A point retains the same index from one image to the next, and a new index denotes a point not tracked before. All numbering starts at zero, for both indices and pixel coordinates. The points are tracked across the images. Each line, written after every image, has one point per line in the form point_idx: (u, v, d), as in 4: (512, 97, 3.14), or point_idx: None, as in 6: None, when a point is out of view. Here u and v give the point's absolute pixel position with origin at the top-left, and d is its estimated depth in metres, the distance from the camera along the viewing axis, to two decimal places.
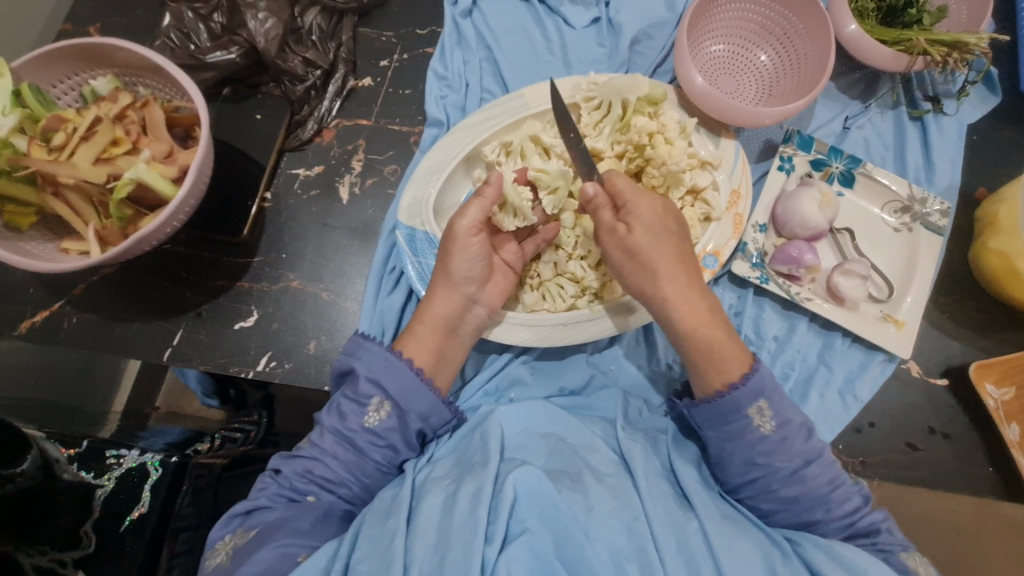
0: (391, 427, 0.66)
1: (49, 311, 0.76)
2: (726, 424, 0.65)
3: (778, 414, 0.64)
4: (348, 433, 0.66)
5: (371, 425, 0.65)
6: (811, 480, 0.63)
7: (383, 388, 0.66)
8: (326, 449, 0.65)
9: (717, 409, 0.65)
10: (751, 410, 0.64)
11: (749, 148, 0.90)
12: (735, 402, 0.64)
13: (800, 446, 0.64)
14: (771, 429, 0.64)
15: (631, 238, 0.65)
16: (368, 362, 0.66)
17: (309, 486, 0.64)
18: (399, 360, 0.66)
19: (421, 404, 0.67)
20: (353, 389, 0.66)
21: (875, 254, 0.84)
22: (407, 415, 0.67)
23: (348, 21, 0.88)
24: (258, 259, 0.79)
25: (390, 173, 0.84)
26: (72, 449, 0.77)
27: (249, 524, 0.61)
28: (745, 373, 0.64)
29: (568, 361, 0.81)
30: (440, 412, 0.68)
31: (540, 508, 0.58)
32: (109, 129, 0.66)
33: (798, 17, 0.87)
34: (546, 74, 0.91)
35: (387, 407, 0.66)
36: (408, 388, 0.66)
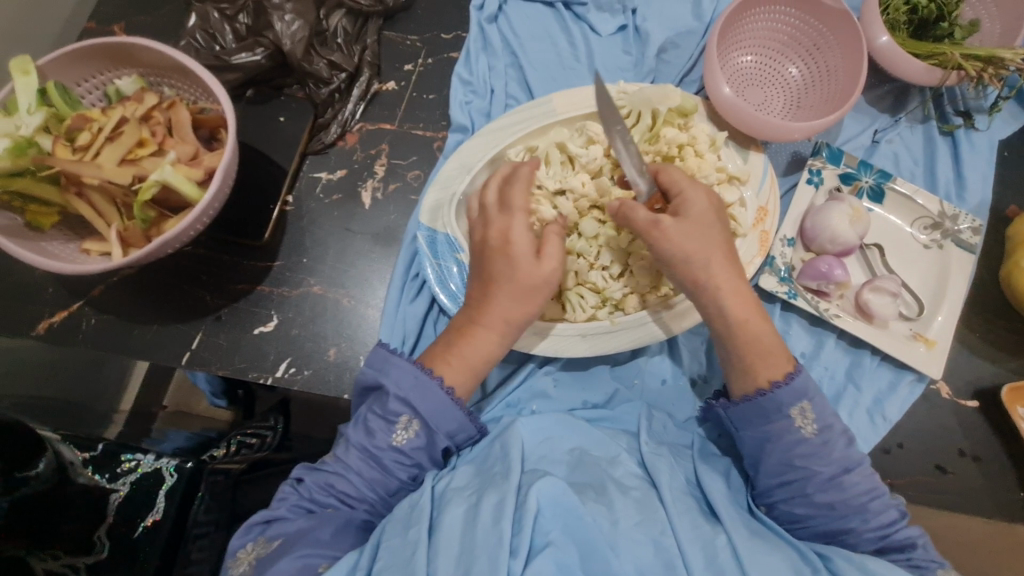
0: (419, 445, 0.65)
1: (68, 311, 0.75)
2: (765, 423, 0.65)
3: (821, 418, 0.65)
4: (374, 450, 0.64)
5: (399, 443, 0.64)
6: (849, 488, 0.63)
7: (412, 406, 0.64)
8: (351, 465, 0.64)
9: (757, 407, 0.65)
10: (793, 410, 0.64)
11: (777, 160, 0.88)
12: (777, 401, 0.64)
13: (837, 453, 0.64)
14: (813, 432, 0.64)
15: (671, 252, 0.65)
16: (397, 379, 0.65)
17: (331, 499, 0.63)
18: (429, 379, 0.64)
19: (449, 423, 0.65)
20: (381, 406, 0.65)
21: (905, 271, 0.83)
22: (435, 433, 0.65)
23: (373, 24, 0.87)
24: (279, 264, 0.77)
25: (412, 178, 0.83)
26: (85, 453, 0.75)
27: (271, 533, 0.60)
28: (790, 372, 0.65)
29: (594, 373, 0.79)
30: (467, 429, 0.67)
31: (564, 520, 0.56)
32: (135, 130, 0.65)
33: (829, 29, 0.86)
34: (571, 81, 0.90)
35: (415, 426, 0.64)
36: (437, 407, 0.64)
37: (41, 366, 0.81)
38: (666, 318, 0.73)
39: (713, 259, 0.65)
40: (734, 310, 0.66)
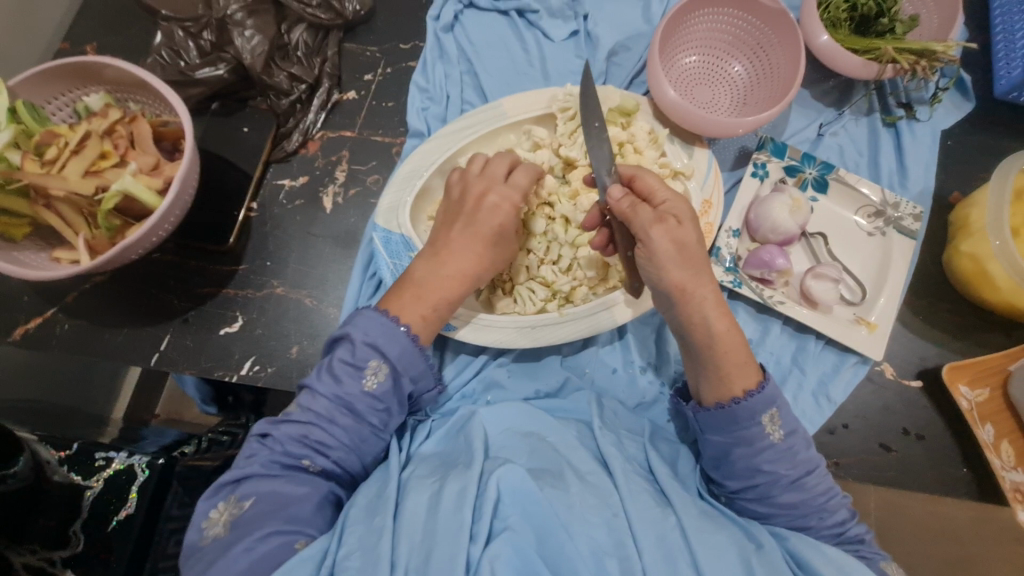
0: (388, 391, 0.67)
1: (41, 318, 0.78)
2: (736, 430, 0.66)
3: (786, 424, 0.67)
4: (345, 398, 0.65)
5: (370, 389, 0.66)
6: (811, 489, 0.66)
7: (382, 352, 0.66)
8: (321, 415, 0.64)
9: (727, 414, 0.66)
10: (764, 417, 0.66)
11: (724, 155, 0.91)
12: (750, 409, 0.65)
13: (801, 455, 0.67)
14: (779, 437, 0.66)
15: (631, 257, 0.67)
16: (364, 328, 0.66)
17: (303, 450, 0.64)
18: (396, 326, 0.66)
19: (416, 369, 0.68)
20: (349, 353, 0.65)
21: (849, 258, 0.86)
22: (402, 378, 0.67)
23: (333, 37, 0.91)
24: (244, 267, 0.81)
25: (372, 183, 0.87)
26: (63, 452, 0.79)
27: (240, 494, 0.61)
28: (759, 382, 0.66)
29: (544, 363, 0.82)
30: (428, 379, 0.70)
31: (523, 507, 0.59)
32: (98, 144, 0.69)
33: (770, 27, 0.89)
34: (525, 85, 0.94)
35: (385, 371, 0.66)
36: (405, 353, 0.66)
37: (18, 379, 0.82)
38: (610, 311, 0.76)
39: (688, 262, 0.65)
40: (716, 322, 0.67)
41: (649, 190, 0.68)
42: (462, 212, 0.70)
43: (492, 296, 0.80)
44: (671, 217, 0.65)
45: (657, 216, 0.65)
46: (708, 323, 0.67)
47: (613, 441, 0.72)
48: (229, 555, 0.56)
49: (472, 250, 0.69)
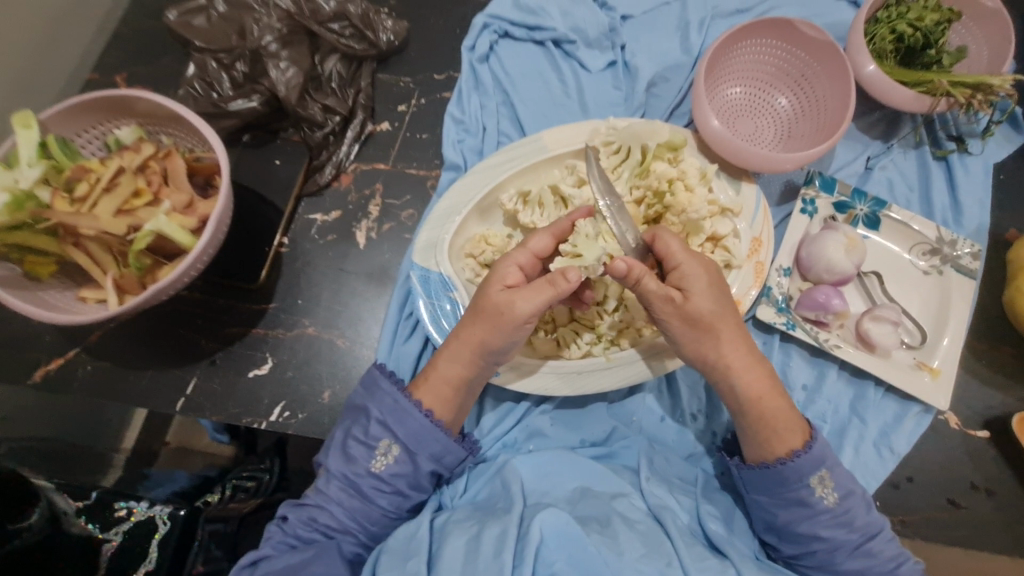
0: (398, 472, 0.64)
1: (64, 359, 0.75)
2: (785, 490, 0.63)
3: (840, 485, 0.63)
4: (354, 478, 0.63)
5: (378, 470, 0.63)
6: (877, 554, 0.62)
7: (391, 431, 0.64)
8: (331, 497, 0.63)
9: (774, 475, 0.64)
10: (813, 480, 0.63)
11: (769, 190, 0.88)
12: (798, 470, 0.63)
13: (860, 521, 0.63)
14: (834, 501, 0.63)
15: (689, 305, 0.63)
16: (378, 404, 0.65)
17: (314, 534, 0.62)
18: (408, 404, 0.64)
19: (431, 446, 0.64)
20: (361, 430, 0.64)
21: (905, 299, 0.82)
22: (417, 456, 0.64)
23: (367, 67, 0.89)
24: (273, 305, 0.78)
25: (407, 218, 0.84)
26: (80, 501, 0.77)
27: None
28: (806, 442, 0.64)
29: (589, 410, 0.77)
30: (454, 451, 0.66)
31: (568, 552, 0.56)
32: (132, 181, 0.66)
33: (816, 59, 0.87)
34: (562, 117, 0.91)
35: (395, 451, 0.63)
36: (417, 432, 0.64)
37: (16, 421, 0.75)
38: (658, 357, 0.72)
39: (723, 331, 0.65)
40: (746, 386, 0.65)
41: (666, 253, 0.65)
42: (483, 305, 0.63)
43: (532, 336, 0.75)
44: (678, 290, 0.63)
45: (663, 290, 0.62)
46: None
47: (663, 493, 0.68)
48: None
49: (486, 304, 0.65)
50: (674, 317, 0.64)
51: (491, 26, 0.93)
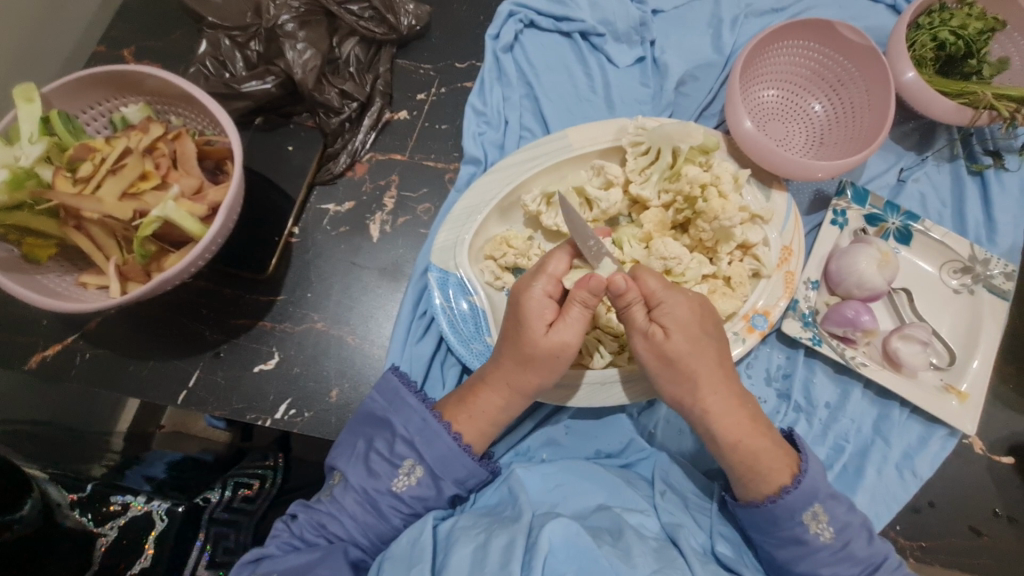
0: (421, 495, 0.62)
1: (61, 345, 0.73)
2: (776, 531, 0.62)
3: (835, 519, 0.61)
4: (373, 494, 0.61)
5: (399, 490, 0.61)
6: None
7: (417, 452, 0.62)
8: (346, 508, 0.60)
9: (764, 515, 0.62)
10: (806, 515, 0.61)
11: (799, 198, 0.85)
12: (788, 508, 0.61)
13: (862, 552, 0.62)
14: (830, 536, 0.61)
15: (668, 344, 0.61)
16: (405, 420, 0.62)
17: (320, 539, 0.60)
18: (437, 425, 0.62)
19: (458, 471, 0.63)
20: (385, 447, 0.62)
21: (934, 318, 0.79)
22: (442, 481, 0.62)
23: (386, 52, 0.85)
24: (282, 298, 0.75)
25: (422, 212, 0.81)
26: (75, 495, 0.73)
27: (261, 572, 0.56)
28: (794, 477, 0.62)
29: (606, 421, 0.75)
30: (478, 476, 0.64)
31: (578, 563, 0.53)
32: (138, 163, 0.62)
33: (854, 65, 0.84)
34: (587, 113, 0.88)
35: (419, 472, 0.61)
36: (444, 456, 0.62)
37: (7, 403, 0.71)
38: None
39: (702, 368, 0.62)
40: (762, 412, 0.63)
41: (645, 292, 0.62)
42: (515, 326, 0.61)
43: None
44: (659, 327, 0.62)
45: (646, 326, 0.62)
46: None
47: (678, 510, 0.66)
48: None
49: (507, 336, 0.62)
50: (650, 352, 0.62)
51: (516, 15, 0.89)
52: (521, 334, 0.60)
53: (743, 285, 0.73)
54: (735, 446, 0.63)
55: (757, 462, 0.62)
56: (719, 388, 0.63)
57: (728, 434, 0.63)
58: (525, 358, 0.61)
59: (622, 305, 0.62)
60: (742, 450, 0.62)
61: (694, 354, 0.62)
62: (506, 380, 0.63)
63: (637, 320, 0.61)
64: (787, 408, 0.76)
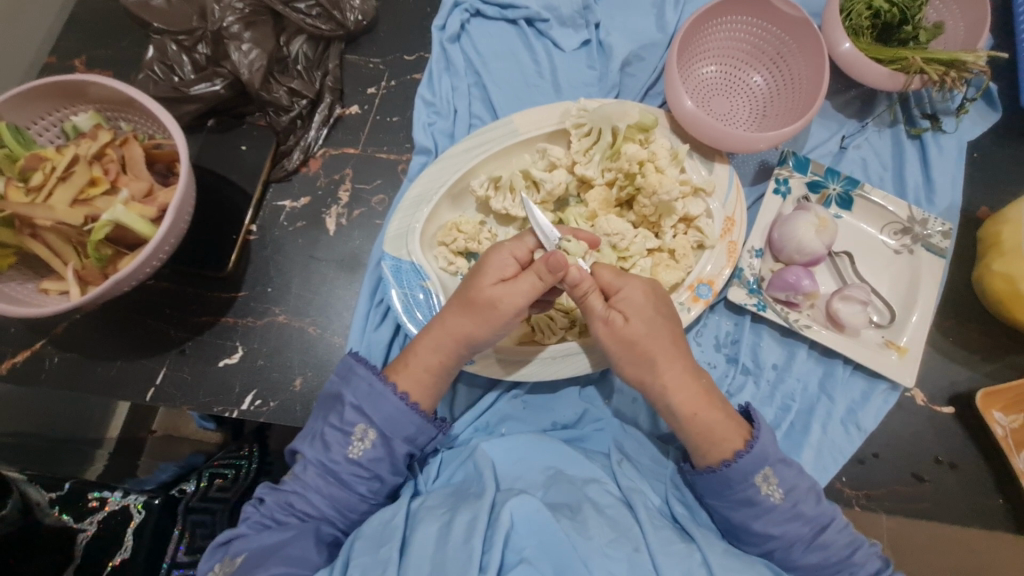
0: (377, 457, 0.64)
1: (30, 351, 0.75)
2: (731, 493, 0.63)
3: (785, 481, 0.63)
4: (331, 465, 0.63)
5: (355, 456, 0.64)
6: (830, 544, 0.63)
7: (367, 416, 0.64)
8: (309, 483, 0.63)
9: (721, 477, 0.63)
10: (757, 479, 0.63)
11: (744, 170, 0.88)
12: (741, 470, 0.62)
13: (811, 512, 0.63)
14: (780, 497, 0.63)
15: (628, 328, 0.64)
16: (354, 389, 0.65)
17: (290, 518, 0.63)
18: (384, 387, 0.64)
19: (407, 428, 0.65)
20: (338, 418, 0.64)
21: (875, 278, 0.82)
22: (393, 441, 0.65)
23: (335, 48, 0.87)
24: (244, 293, 0.77)
25: (377, 203, 0.83)
26: (54, 492, 0.75)
27: (234, 553, 0.59)
28: (747, 441, 0.63)
29: (561, 394, 0.78)
30: (428, 432, 0.66)
31: (538, 538, 0.56)
32: (87, 170, 0.64)
33: (791, 36, 0.86)
34: (535, 98, 0.90)
35: (371, 436, 0.64)
36: (392, 415, 0.64)
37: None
38: None
39: (640, 340, 0.65)
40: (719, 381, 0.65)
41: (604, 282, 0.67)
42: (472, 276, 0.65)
43: None
44: (617, 314, 0.65)
45: (604, 313, 0.65)
46: None
47: (634, 476, 0.69)
48: None
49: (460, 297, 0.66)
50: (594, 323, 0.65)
51: (461, 5, 0.91)
52: (472, 280, 0.65)
53: (687, 256, 0.76)
54: (680, 410, 0.65)
55: (703, 429, 0.65)
56: (659, 359, 0.65)
57: (670, 401, 0.65)
58: (467, 317, 0.65)
59: (579, 295, 0.65)
60: (688, 413, 0.65)
61: (651, 335, 0.65)
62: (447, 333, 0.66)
63: (593, 308, 0.65)
64: (736, 371, 0.80)
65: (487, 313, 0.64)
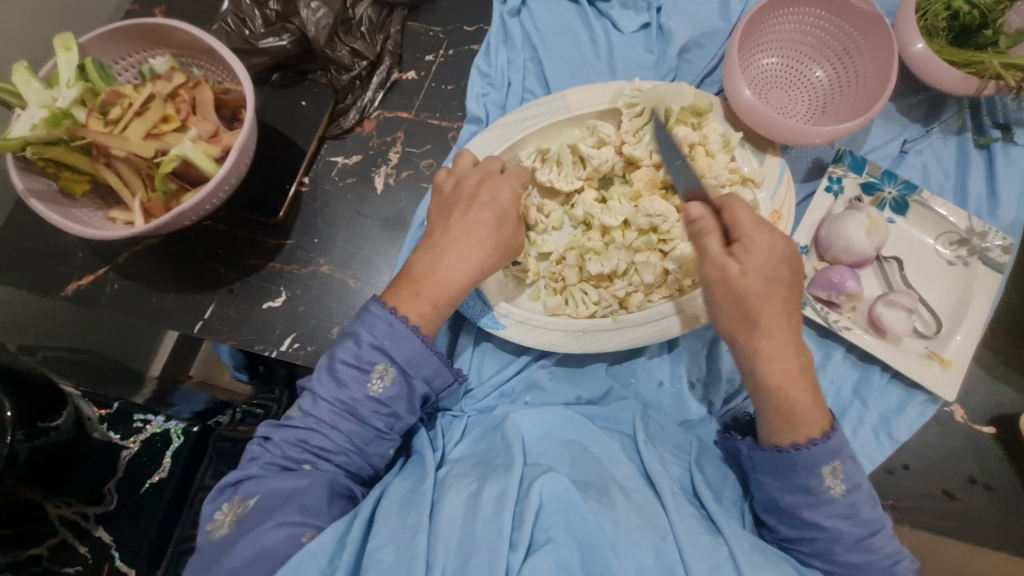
0: (396, 395, 0.65)
1: (94, 276, 0.79)
2: (792, 476, 0.61)
3: (851, 478, 0.61)
4: (348, 403, 0.64)
5: (376, 393, 0.64)
6: (876, 550, 0.60)
7: (388, 355, 0.64)
8: (322, 420, 0.64)
9: (783, 460, 0.62)
10: (826, 469, 0.60)
11: (796, 166, 0.86)
12: (811, 458, 0.60)
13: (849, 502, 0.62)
14: (840, 492, 0.61)
15: (745, 280, 0.60)
16: (370, 328, 0.64)
17: (304, 455, 0.64)
18: (403, 328, 0.64)
19: (425, 368, 0.67)
20: (353, 354, 0.64)
21: (925, 287, 0.79)
22: (413, 379, 0.66)
23: (398, 14, 0.89)
24: (291, 242, 0.80)
25: (425, 167, 0.85)
26: (103, 410, 0.88)
27: (246, 493, 0.61)
28: (826, 431, 0.61)
29: (588, 369, 0.78)
30: (444, 375, 0.68)
31: (566, 517, 0.57)
32: (161, 107, 0.68)
33: (860, 32, 0.83)
34: (589, 77, 0.90)
35: (391, 373, 0.65)
36: (414, 355, 0.65)
37: (50, 332, 0.85)
38: (663, 324, 0.72)
39: None
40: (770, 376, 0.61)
41: (732, 220, 0.62)
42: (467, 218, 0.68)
43: (541, 294, 0.77)
44: (734, 260, 0.61)
45: (721, 255, 0.61)
46: (747, 353, 0.63)
47: (659, 457, 0.69)
48: (237, 546, 0.56)
49: (469, 238, 0.68)
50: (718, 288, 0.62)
51: None
52: (468, 214, 0.68)
53: None
54: None
55: None
56: None
57: None
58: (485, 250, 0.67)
59: (695, 232, 0.63)
60: None
61: None
62: (448, 260, 0.67)
63: (710, 249, 0.62)
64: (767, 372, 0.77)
65: (508, 237, 0.70)
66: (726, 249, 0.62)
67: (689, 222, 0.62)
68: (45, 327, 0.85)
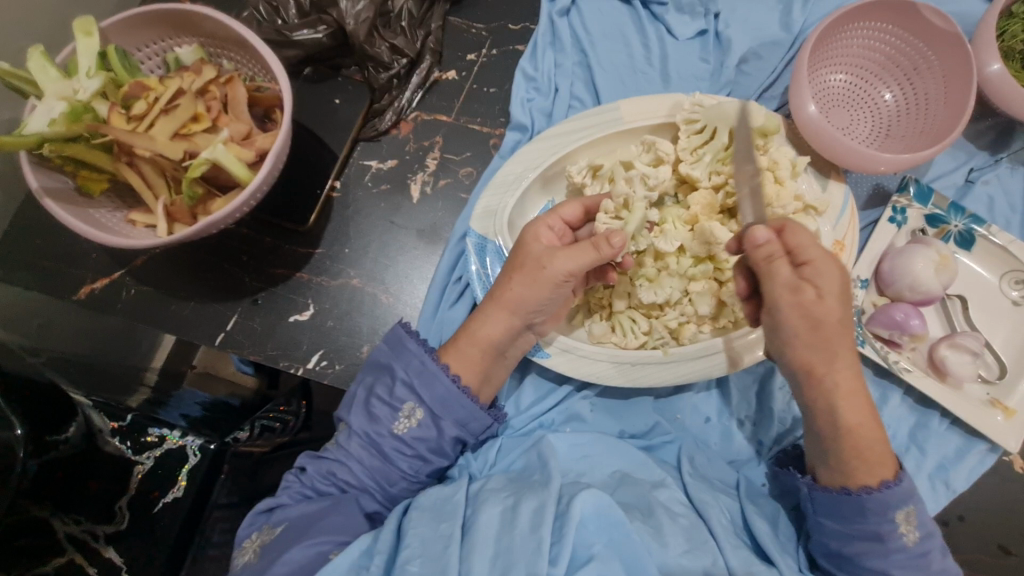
0: (421, 436, 0.62)
1: (109, 279, 0.75)
2: (860, 521, 0.58)
3: (924, 524, 0.58)
4: (375, 438, 0.61)
5: (400, 432, 0.61)
6: None
7: (417, 395, 0.62)
8: (351, 454, 0.61)
9: (852, 504, 0.58)
10: (899, 515, 0.57)
11: (856, 192, 0.81)
12: (884, 502, 0.57)
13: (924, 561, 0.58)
14: (914, 540, 0.57)
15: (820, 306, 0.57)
16: (405, 364, 0.62)
17: (330, 488, 0.61)
18: (436, 367, 0.62)
19: (458, 412, 0.62)
20: (386, 391, 0.62)
21: (988, 329, 0.75)
22: (442, 421, 0.62)
23: (439, 8, 0.82)
24: (320, 251, 0.76)
25: (464, 175, 0.80)
26: (116, 423, 0.84)
27: (274, 521, 0.58)
28: (898, 473, 0.58)
29: (632, 402, 0.74)
30: (481, 419, 0.64)
31: (608, 536, 0.53)
32: (191, 105, 0.62)
33: (935, 52, 0.78)
34: (640, 86, 0.84)
35: (419, 415, 0.61)
36: (444, 398, 0.62)
37: (47, 325, 0.79)
38: (718, 359, 0.68)
39: None
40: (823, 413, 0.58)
41: (794, 245, 0.58)
42: (524, 264, 0.63)
43: (587, 320, 0.73)
44: (808, 286, 0.58)
45: (792, 282, 0.58)
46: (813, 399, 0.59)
47: (706, 489, 0.65)
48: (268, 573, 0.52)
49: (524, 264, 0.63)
50: (797, 319, 0.58)
51: None
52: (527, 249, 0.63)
53: None
54: None
55: None
56: None
57: None
58: (529, 271, 0.62)
59: (762, 258, 0.58)
60: None
61: None
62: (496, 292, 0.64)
63: (779, 276, 0.58)
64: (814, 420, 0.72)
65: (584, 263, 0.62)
66: (798, 276, 0.58)
67: (754, 246, 0.58)
68: (48, 318, 0.78)
